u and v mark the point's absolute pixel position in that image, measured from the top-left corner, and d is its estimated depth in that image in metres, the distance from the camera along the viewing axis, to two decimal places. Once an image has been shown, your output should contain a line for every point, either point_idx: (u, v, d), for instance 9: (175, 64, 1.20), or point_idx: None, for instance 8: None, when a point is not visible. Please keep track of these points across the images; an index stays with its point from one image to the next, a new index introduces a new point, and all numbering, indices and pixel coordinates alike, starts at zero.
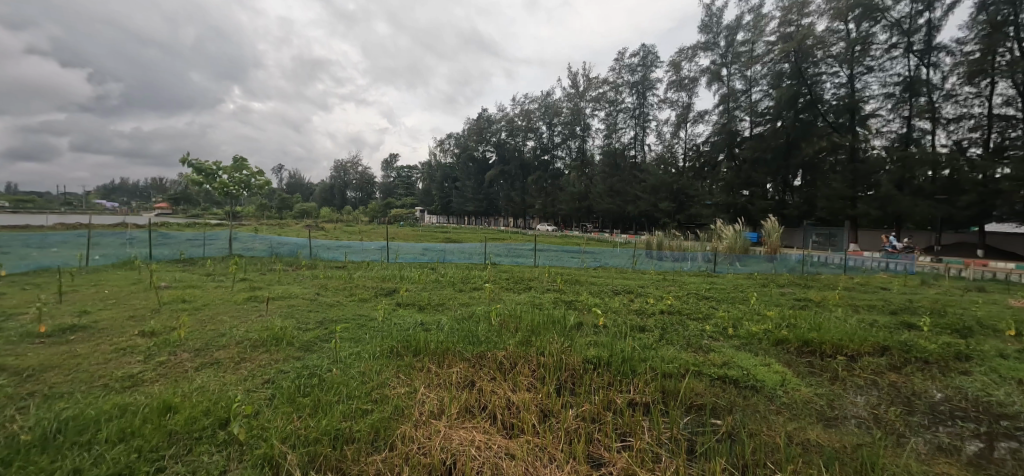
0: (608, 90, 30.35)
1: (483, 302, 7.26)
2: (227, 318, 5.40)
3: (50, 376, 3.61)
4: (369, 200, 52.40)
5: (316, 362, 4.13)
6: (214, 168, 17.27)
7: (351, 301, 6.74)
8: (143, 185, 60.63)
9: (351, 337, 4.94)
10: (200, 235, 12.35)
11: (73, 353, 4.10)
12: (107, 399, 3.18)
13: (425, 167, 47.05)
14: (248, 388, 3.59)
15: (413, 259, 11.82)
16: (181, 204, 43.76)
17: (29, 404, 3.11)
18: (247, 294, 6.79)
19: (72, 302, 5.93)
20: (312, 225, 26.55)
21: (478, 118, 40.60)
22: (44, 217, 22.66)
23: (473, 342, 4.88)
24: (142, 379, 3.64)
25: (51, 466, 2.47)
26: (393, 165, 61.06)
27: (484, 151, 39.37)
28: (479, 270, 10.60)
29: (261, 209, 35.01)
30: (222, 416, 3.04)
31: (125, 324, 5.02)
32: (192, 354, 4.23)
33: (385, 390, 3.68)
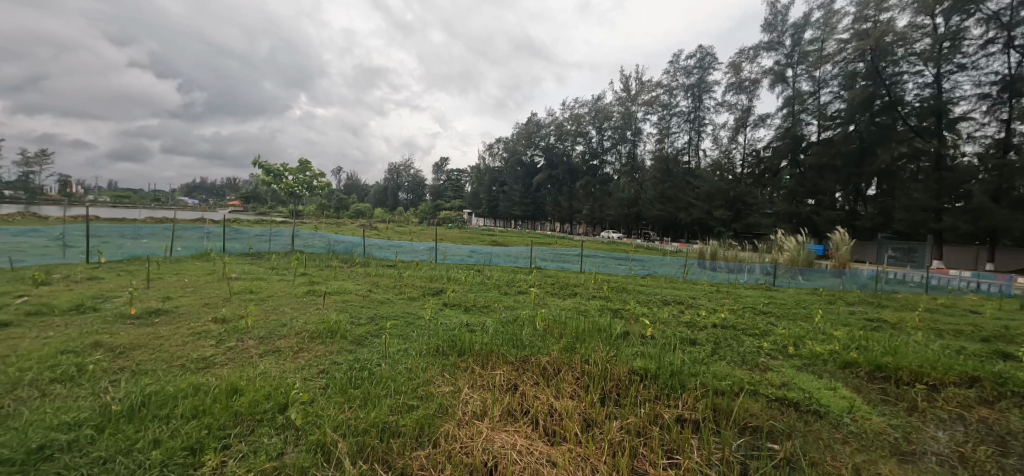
0: (661, 93, 29.49)
1: (528, 306, 7.25)
2: (288, 310, 5.76)
3: (137, 354, 4.01)
4: (420, 202, 54.20)
5: (367, 356, 4.30)
6: (282, 170, 18.58)
7: (400, 299, 6.97)
8: (221, 184, 66.52)
9: (399, 334, 5.10)
10: (267, 232, 13.28)
11: (157, 334, 4.55)
12: (184, 378, 3.49)
13: (474, 170, 47.95)
14: (305, 376, 3.80)
15: (459, 260, 12.06)
16: (252, 202, 47.55)
17: (119, 379, 3.47)
18: (307, 288, 7.22)
19: (159, 288, 6.60)
20: (367, 225, 27.88)
21: (527, 123, 40.86)
22: (140, 212, 25.43)
23: (517, 346, 4.88)
24: (213, 363, 3.95)
25: (137, 435, 2.73)
26: (443, 168, 62.79)
27: (532, 156, 39.49)
28: (524, 274, 10.61)
29: (322, 208, 37.27)
30: (281, 402, 3.23)
31: (201, 310, 5.50)
32: (257, 342, 4.54)
33: (430, 387, 3.76)
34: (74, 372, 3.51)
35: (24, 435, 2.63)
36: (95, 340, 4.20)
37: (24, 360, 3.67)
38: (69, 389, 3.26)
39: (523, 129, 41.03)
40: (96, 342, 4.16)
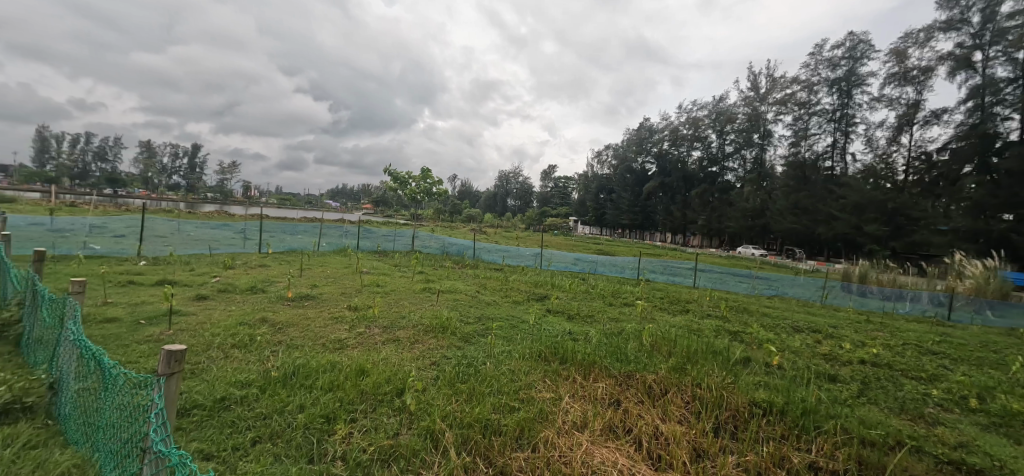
0: (797, 90, 26.02)
1: (634, 319, 6.93)
2: (408, 304, 6.35)
3: (291, 330, 4.78)
4: (527, 209, 55.67)
5: (473, 354, 4.53)
6: (407, 177, 20.68)
7: (506, 301, 7.21)
8: (359, 189, 76.48)
9: (504, 336, 5.27)
10: (393, 232, 14.86)
11: (307, 315, 5.38)
12: (324, 356, 4.05)
13: (581, 178, 47.68)
14: (419, 366, 4.13)
15: (563, 267, 12.08)
16: (382, 205, 53.79)
17: (277, 350, 4.16)
18: (423, 285, 7.89)
19: (310, 277, 7.82)
20: (477, 229, 29.58)
21: (639, 129, 39.35)
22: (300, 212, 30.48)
23: (620, 360, 4.69)
24: (346, 345, 4.53)
25: (288, 399, 3.24)
26: (551, 175, 63.60)
27: (642, 163, 37.89)
28: (630, 285, 10.19)
29: (438, 212, 40.59)
30: (398, 387, 3.55)
31: (339, 298, 6.35)
32: (381, 330, 5.09)
33: (531, 391, 3.81)
34: (248, 340, 4.32)
35: (213, 387, 3.30)
36: (264, 316, 5.13)
37: (216, 326, 4.63)
38: (243, 354, 4.01)
39: (634, 135, 39.60)
40: (264, 318, 5.07)
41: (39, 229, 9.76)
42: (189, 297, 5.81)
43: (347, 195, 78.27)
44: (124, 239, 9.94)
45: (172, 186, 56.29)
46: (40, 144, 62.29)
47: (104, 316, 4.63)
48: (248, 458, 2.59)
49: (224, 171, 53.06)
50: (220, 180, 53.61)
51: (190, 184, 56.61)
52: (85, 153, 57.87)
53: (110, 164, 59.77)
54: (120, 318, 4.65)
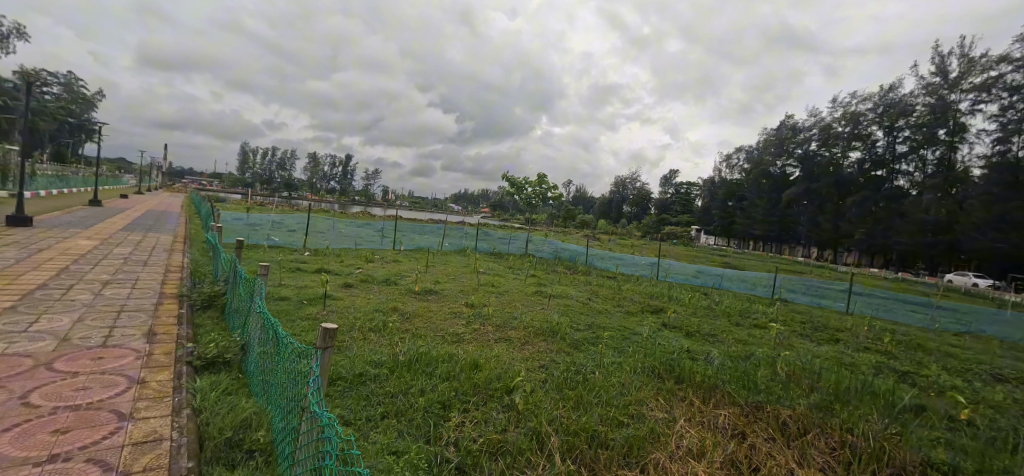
0: (1010, 70, 20.28)
1: (767, 344, 6.09)
2: (520, 306, 6.55)
3: (417, 321, 5.30)
4: (643, 216, 53.15)
5: (582, 361, 4.47)
6: (524, 182, 21.38)
7: (618, 311, 6.97)
8: (478, 194, 81.41)
9: (614, 347, 5.10)
10: (508, 236, 15.50)
11: (430, 308, 5.91)
12: (444, 347, 4.39)
13: (706, 184, 43.84)
14: (529, 367, 4.22)
15: (682, 280, 11.24)
16: (499, 210, 56.52)
17: (404, 337, 4.63)
18: (536, 288, 8.06)
19: (435, 274, 8.58)
20: (590, 235, 29.26)
21: (779, 128, 34.73)
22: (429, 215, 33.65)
23: (747, 388, 4.19)
24: (463, 339, 4.85)
25: (412, 383, 3.59)
26: (671, 181, 59.70)
27: (782, 166, 33.28)
28: (762, 305, 9.03)
29: (551, 218, 41.18)
30: (508, 385, 3.67)
31: (458, 295, 6.85)
32: (494, 328, 5.33)
33: (642, 408, 3.61)
34: (382, 326, 4.90)
35: (353, 363, 3.80)
36: (396, 306, 5.78)
37: (359, 311, 5.36)
38: (378, 337, 4.57)
39: (773, 136, 35.04)
40: (396, 307, 5.71)
41: (241, 224, 12.42)
42: (340, 284, 6.83)
43: (468, 199, 83.94)
44: (296, 233, 12.15)
45: (330, 190, 66.80)
46: (244, 157, 79.31)
47: (280, 295, 5.71)
48: (378, 429, 2.92)
49: (370, 177, 61.22)
50: (365, 185, 61.99)
51: (343, 188, 66.56)
52: (272, 163, 72.00)
53: (288, 172, 73.39)
54: (290, 298, 5.69)
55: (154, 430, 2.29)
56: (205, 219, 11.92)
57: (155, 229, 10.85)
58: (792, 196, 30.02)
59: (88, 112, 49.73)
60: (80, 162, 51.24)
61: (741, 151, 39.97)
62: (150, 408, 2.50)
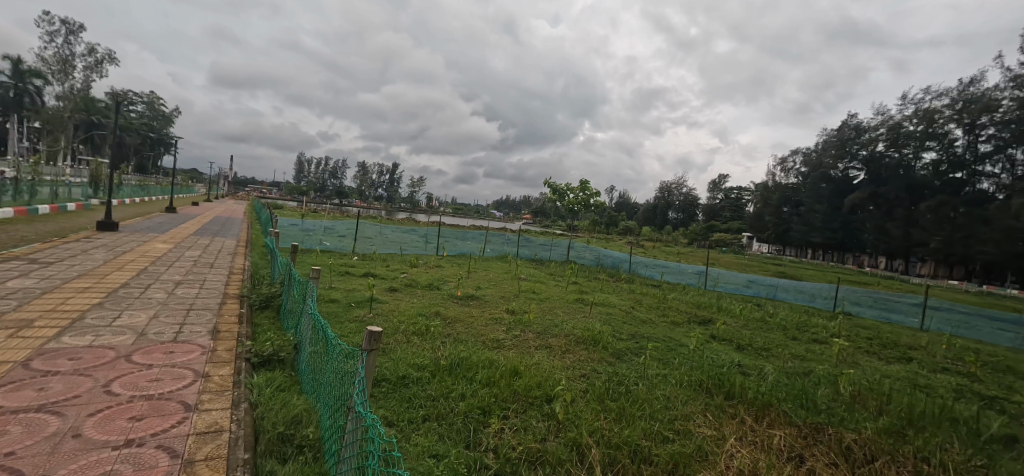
0: None
1: (828, 361, 5.65)
2: (560, 313, 6.46)
3: (458, 326, 5.38)
4: (689, 222, 51.24)
5: (625, 372, 4.33)
6: (565, 189, 21.26)
7: (663, 321, 6.70)
8: (520, 200, 81.86)
9: (659, 358, 4.91)
10: (549, 242, 15.43)
11: (471, 314, 5.98)
12: (484, 352, 4.42)
13: (758, 188, 41.59)
14: (569, 376, 4.16)
15: (732, 290, 10.69)
16: (540, 216, 56.49)
17: (445, 341, 4.70)
18: (577, 295, 7.95)
19: (476, 279, 8.71)
20: (633, 242, 28.56)
21: (842, 128, 32.35)
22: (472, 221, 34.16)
23: (805, 408, 3.90)
24: (504, 345, 4.87)
25: (453, 387, 3.63)
26: (720, 186, 57.21)
27: (844, 169, 30.89)
28: (822, 318, 8.39)
29: (593, 224, 40.64)
30: (548, 393, 3.63)
31: (498, 300, 6.89)
32: (535, 335, 5.29)
33: (689, 424, 3.45)
34: (425, 329, 5.02)
35: (396, 366, 3.90)
36: (437, 310, 5.90)
37: (402, 314, 5.52)
38: (420, 340, 4.67)
39: (834, 137, 32.67)
40: (437, 312, 5.82)
41: (297, 230, 13.21)
42: (386, 288, 7.08)
43: (509, 206, 84.56)
44: (345, 238, 12.73)
45: (378, 197, 69.52)
46: (300, 167, 84.28)
47: (330, 298, 5.99)
48: (419, 432, 2.97)
49: (415, 185, 63.16)
50: (410, 192, 64.03)
51: (390, 195, 69.03)
52: (325, 172, 76.05)
53: (340, 180, 77.21)
54: (339, 300, 5.96)
55: (215, 422, 2.45)
56: (265, 225, 12.76)
57: (221, 234, 11.74)
58: (856, 201, 27.83)
59: (166, 128, 54.79)
60: (159, 173, 56.47)
61: (798, 153, 37.60)
62: (212, 400, 2.68)
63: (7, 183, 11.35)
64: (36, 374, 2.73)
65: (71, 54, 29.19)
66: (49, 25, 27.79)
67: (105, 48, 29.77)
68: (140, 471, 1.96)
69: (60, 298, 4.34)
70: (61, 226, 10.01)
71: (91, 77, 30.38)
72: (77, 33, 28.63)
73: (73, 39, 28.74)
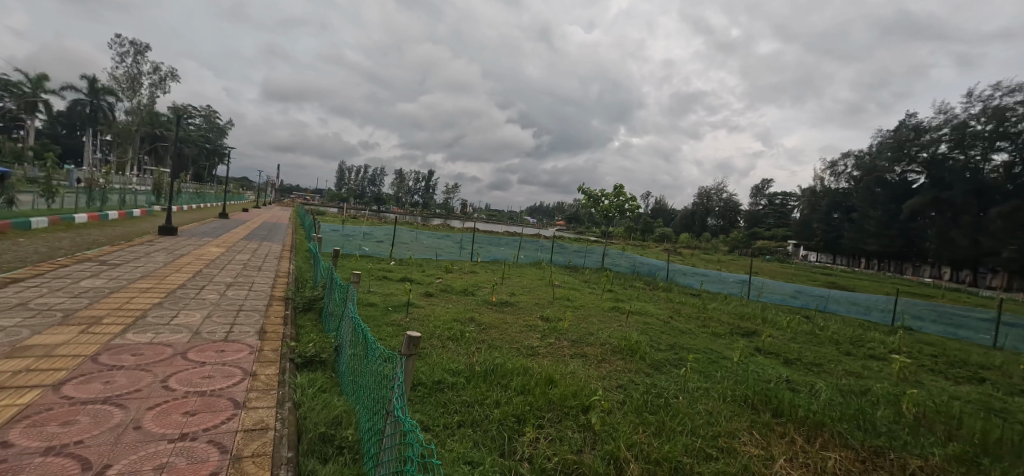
0: None
1: (887, 380, 5.22)
2: (596, 321, 6.32)
3: (492, 332, 5.37)
4: (730, 229, 49.32)
5: (664, 385, 4.17)
6: (600, 194, 20.93)
7: (703, 332, 6.43)
8: (554, 206, 81.56)
9: (700, 371, 4.70)
10: (583, 249, 15.22)
11: (505, 320, 5.97)
12: (518, 359, 4.37)
13: (805, 193, 39.48)
14: (606, 386, 4.05)
15: (778, 300, 10.17)
16: (574, 222, 55.93)
17: (479, 348, 4.70)
18: (613, 303, 7.78)
19: (510, 286, 8.70)
20: (670, 249, 27.74)
21: (899, 128, 30.17)
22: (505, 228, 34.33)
23: (862, 429, 3.62)
24: (538, 352, 4.81)
25: (487, 393, 3.61)
26: (764, 190, 54.78)
27: (902, 172, 28.55)
28: (880, 332, 7.79)
29: (628, 230, 39.83)
30: (584, 404, 3.55)
31: (532, 307, 6.84)
32: (570, 343, 5.21)
33: (734, 442, 3.26)
34: (459, 334, 5.04)
35: (432, 370, 3.94)
36: (472, 316, 5.92)
37: (438, 319, 5.58)
38: (454, 346, 4.70)
39: (890, 138, 30.50)
40: (472, 317, 5.85)
41: (338, 235, 13.70)
42: (422, 293, 7.21)
43: (543, 212, 84.50)
44: (383, 243, 13.08)
45: (414, 203, 71.18)
46: (341, 175, 87.69)
47: (369, 301, 6.16)
48: (454, 437, 2.96)
49: (450, 192, 64.27)
50: (445, 199, 65.19)
51: (425, 202, 70.58)
52: (365, 180, 78.72)
53: (378, 187, 79.74)
54: (377, 304, 6.11)
55: (261, 419, 2.54)
56: (309, 231, 13.32)
57: (268, 239, 12.32)
58: (916, 207, 25.83)
59: (221, 139, 58.50)
60: (213, 181, 60.29)
61: (849, 156, 35.42)
62: (259, 398, 2.78)
63: (82, 191, 12.41)
64: (102, 368, 2.94)
65: (139, 73, 31.81)
66: (120, 47, 30.32)
67: (168, 66, 32.14)
68: (192, 464, 2.05)
69: (125, 298, 4.66)
70: (127, 230, 10.80)
71: (156, 94, 32.88)
72: (144, 54, 31.10)
73: (140, 58, 31.21)
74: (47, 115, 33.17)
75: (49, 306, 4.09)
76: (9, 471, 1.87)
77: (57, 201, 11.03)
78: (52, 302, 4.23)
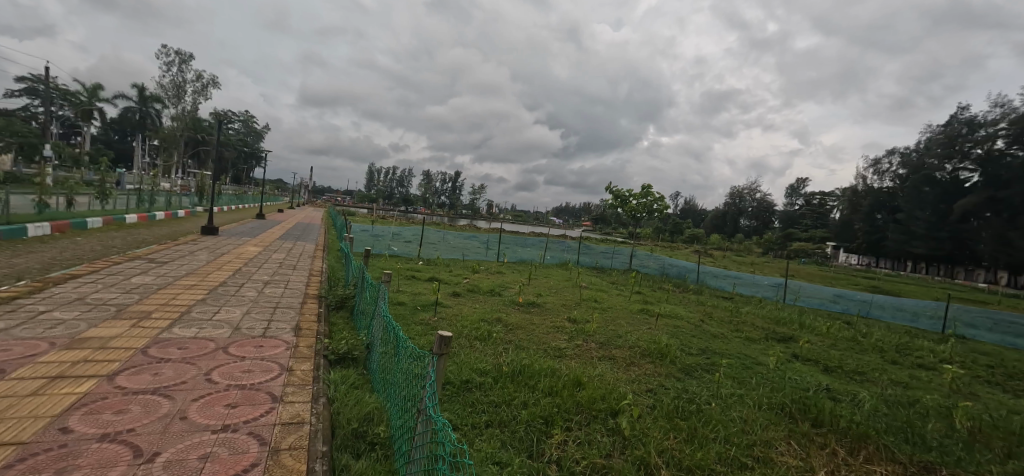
0: None
1: (938, 391, 4.89)
2: (624, 324, 6.21)
3: (519, 333, 5.35)
4: (764, 230, 47.58)
5: (696, 390, 4.05)
6: (627, 194, 20.59)
7: (737, 337, 6.21)
8: (580, 207, 81.19)
9: (734, 377, 4.54)
10: (611, 249, 15.03)
11: (532, 321, 5.95)
12: (545, 360, 4.36)
13: (846, 193, 37.63)
14: (635, 390, 3.97)
15: (816, 305, 9.75)
16: (601, 223, 55.36)
17: (507, 348, 4.70)
18: (641, 306, 7.62)
19: (537, 286, 8.68)
20: (700, 251, 27.05)
21: (951, 123, 28.32)
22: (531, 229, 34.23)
23: (911, 443, 3.41)
24: (565, 354, 4.77)
25: (516, 394, 3.60)
26: (800, 190, 52.66)
27: (953, 170, 26.38)
28: (929, 341, 7.31)
29: (656, 231, 39.12)
30: (613, 407, 3.49)
31: (559, 309, 6.79)
32: (597, 346, 5.14)
33: (771, 452, 3.14)
34: (486, 334, 5.06)
35: (460, 369, 3.96)
36: (499, 316, 5.93)
37: (466, 319, 5.61)
38: (481, 346, 4.70)
39: (940, 134, 28.69)
40: (499, 318, 5.86)
41: (368, 235, 14.03)
42: (449, 293, 7.28)
43: (569, 213, 84.14)
44: (411, 244, 13.33)
45: (440, 204, 72.05)
46: (370, 176, 89.78)
47: (398, 301, 6.26)
48: (482, 437, 2.98)
49: (476, 192, 64.86)
50: (472, 199, 65.70)
51: (452, 202, 71.34)
52: (393, 181, 80.44)
53: (406, 188, 81.16)
54: (406, 303, 6.22)
55: (297, 413, 2.62)
56: (340, 231, 13.72)
57: (302, 239, 12.76)
58: (968, 208, 24.18)
59: (258, 143, 60.90)
60: (250, 183, 62.79)
61: (895, 154, 33.48)
62: (295, 393, 2.87)
63: (132, 193, 13.17)
64: (151, 360, 3.10)
65: (184, 81, 33.60)
66: (166, 57, 32.05)
67: (209, 74, 33.75)
68: (234, 455, 2.13)
69: (171, 294, 4.91)
70: (172, 230, 11.41)
71: (198, 100, 34.61)
72: (188, 62, 32.77)
73: (185, 67, 32.93)
74: (102, 122, 35.37)
75: (103, 301, 4.34)
76: (69, 455, 1.99)
77: (110, 203, 11.76)
78: (105, 298, 4.49)
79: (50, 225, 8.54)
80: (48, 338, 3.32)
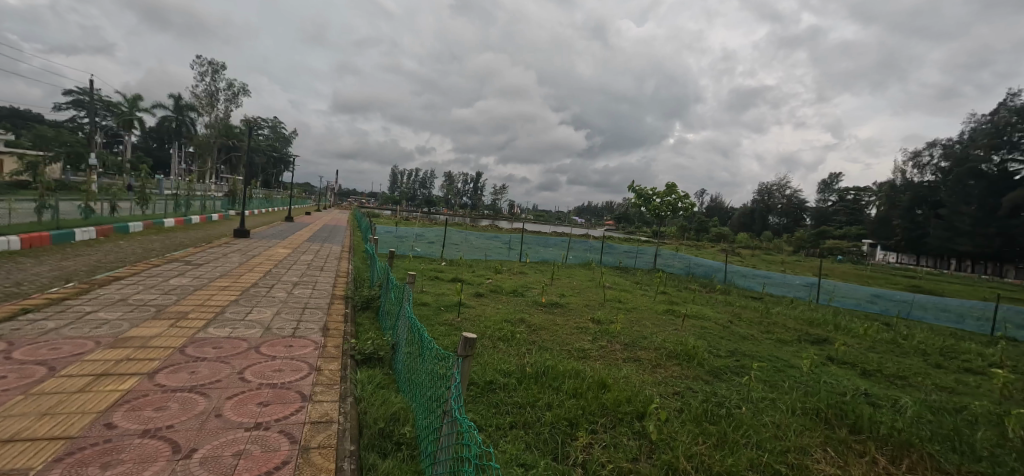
0: None
1: (987, 397, 4.60)
2: (649, 325, 6.09)
3: (542, 333, 5.33)
4: (795, 228, 45.86)
5: (725, 393, 3.93)
6: (651, 193, 20.17)
7: (768, 339, 6.01)
8: (603, 207, 80.54)
9: (766, 380, 4.39)
10: (635, 248, 14.79)
11: (556, 321, 5.93)
12: (569, 361, 4.31)
13: (883, 188, 35.96)
14: (661, 392, 3.89)
15: (852, 305, 9.34)
16: (624, 222, 54.58)
17: (531, 349, 4.68)
18: (668, 306, 7.49)
19: (560, 287, 8.62)
20: (728, 252, 26.28)
21: (999, 112, 26.99)
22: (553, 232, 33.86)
23: (957, 452, 3.23)
24: (590, 355, 4.72)
25: (540, 395, 3.58)
26: (833, 186, 50.54)
27: (1001, 162, 25.26)
28: (976, 343, 6.89)
29: (682, 231, 38.32)
30: (640, 410, 3.43)
31: (582, 309, 6.74)
32: (622, 347, 5.07)
33: (806, 459, 3.02)
34: (510, 335, 5.06)
35: (484, 370, 3.96)
36: (522, 317, 5.91)
37: (489, 320, 5.63)
38: (503, 347, 4.69)
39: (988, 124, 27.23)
40: (523, 318, 5.84)
41: (392, 237, 14.28)
42: (472, 293, 7.31)
43: (591, 213, 83.36)
44: (433, 244, 13.48)
45: (462, 205, 72.63)
46: (394, 178, 91.17)
47: (422, 301, 6.33)
48: (506, 438, 2.97)
49: (498, 193, 65.10)
50: (493, 200, 65.86)
51: (473, 203, 71.64)
52: (416, 183, 81.60)
53: (428, 190, 82.06)
54: (430, 303, 6.29)
55: (326, 412, 2.67)
56: (365, 233, 14.02)
57: (330, 241, 13.10)
58: (1018, 202, 22.82)
59: (287, 147, 62.78)
60: (280, 187, 64.65)
61: (936, 146, 31.83)
62: (323, 392, 2.93)
63: (170, 198, 13.77)
64: (188, 359, 3.22)
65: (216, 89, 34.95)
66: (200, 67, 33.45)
67: (240, 82, 34.92)
68: (266, 452, 2.19)
69: (205, 295, 5.07)
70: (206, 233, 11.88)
71: (229, 108, 35.91)
72: (220, 72, 34.01)
73: (217, 76, 34.22)
74: (142, 131, 37.10)
75: (144, 302, 4.55)
76: (114, 449, 2.09)
77: (149, 208, 12.31)
78: (146, 299, 4.70)
79: (95, 229, 8.98)
80: (94, 337, 3.50)
